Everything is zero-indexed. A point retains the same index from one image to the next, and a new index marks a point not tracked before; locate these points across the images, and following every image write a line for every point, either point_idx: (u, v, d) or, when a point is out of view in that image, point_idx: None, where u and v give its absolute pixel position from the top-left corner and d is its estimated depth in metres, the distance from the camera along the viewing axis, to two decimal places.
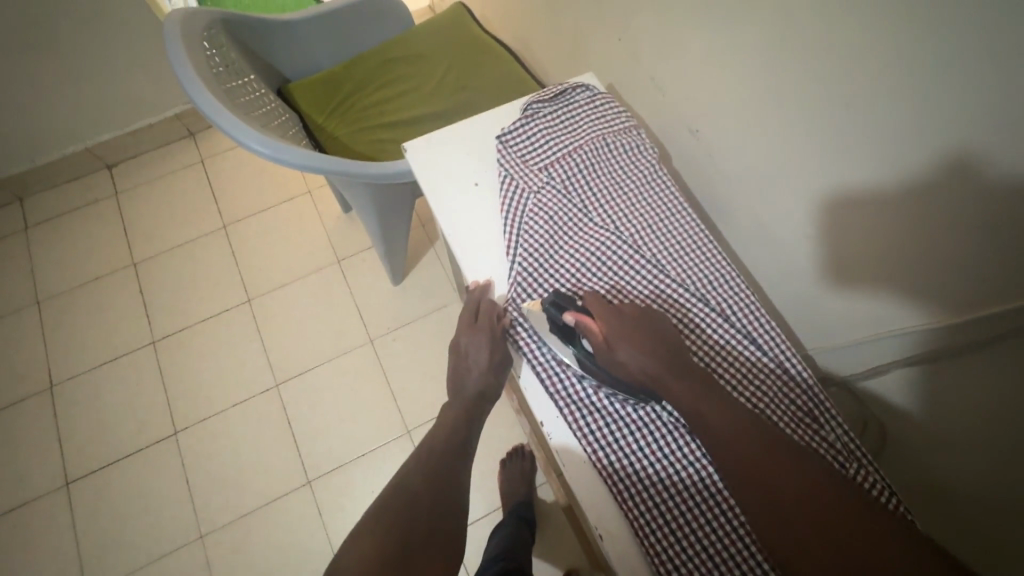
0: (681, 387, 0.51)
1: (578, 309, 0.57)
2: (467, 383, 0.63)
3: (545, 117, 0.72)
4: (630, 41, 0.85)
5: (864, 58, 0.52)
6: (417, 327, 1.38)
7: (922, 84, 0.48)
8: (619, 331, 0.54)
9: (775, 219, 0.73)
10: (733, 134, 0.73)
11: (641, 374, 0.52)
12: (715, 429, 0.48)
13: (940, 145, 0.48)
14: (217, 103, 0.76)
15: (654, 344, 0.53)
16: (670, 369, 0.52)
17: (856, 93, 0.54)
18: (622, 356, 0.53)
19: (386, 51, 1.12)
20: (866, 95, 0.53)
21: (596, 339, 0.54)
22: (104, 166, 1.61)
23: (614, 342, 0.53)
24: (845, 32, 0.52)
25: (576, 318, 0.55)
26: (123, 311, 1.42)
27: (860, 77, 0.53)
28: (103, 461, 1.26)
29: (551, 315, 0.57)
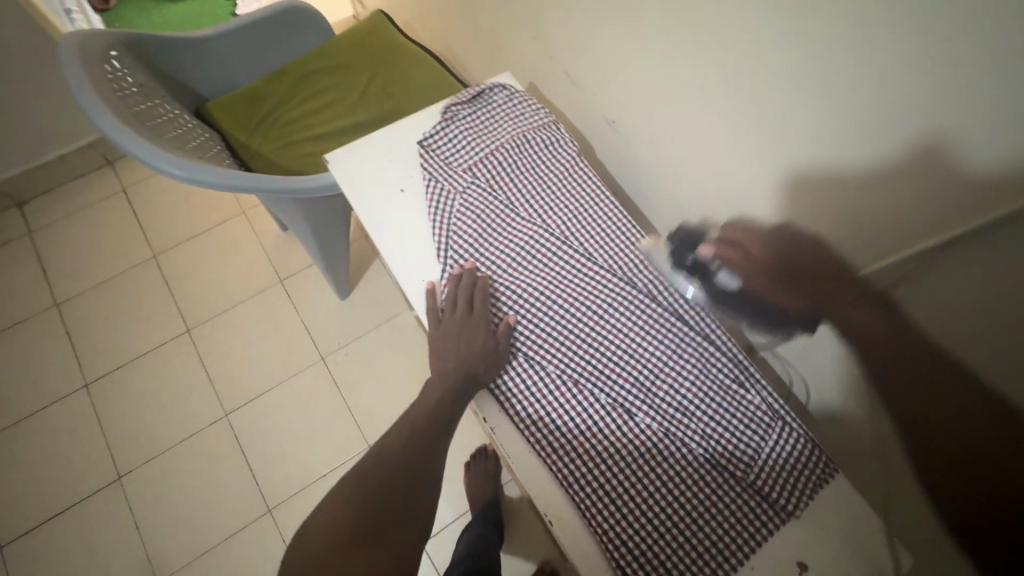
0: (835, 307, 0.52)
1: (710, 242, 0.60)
2: (456, 370, 0.59)
3: (465, 119, 0.73)
4: (544, 40, 0.87)
5: (758, 43, 0.55)
6: (368, 339, 1.36)
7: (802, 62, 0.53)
8: (765, 257, 0.55)
9: (694, 201, 0.76)
10: (648, 123, 0.76)
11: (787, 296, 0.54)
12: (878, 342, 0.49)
13: (832, 119, 0.53)
14: (124, 127, 0.73)
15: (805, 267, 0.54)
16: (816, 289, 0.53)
17: (751, 77, 0.58)
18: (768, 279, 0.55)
19: (308, 62, 1.10)
20: (763, 77, 0.57)
21: (736, 269, 0.57)
22: (13, 205, 1.51)
23: (759, 266, 0.56)
24: (739, 17, 0.56)
25: (713, 247, 0.58)
26: (49, 356, 1.33)
27: (755, 60, 0.57)
28: (41, 517, 1.18)
29: (681, 250, 0.62)
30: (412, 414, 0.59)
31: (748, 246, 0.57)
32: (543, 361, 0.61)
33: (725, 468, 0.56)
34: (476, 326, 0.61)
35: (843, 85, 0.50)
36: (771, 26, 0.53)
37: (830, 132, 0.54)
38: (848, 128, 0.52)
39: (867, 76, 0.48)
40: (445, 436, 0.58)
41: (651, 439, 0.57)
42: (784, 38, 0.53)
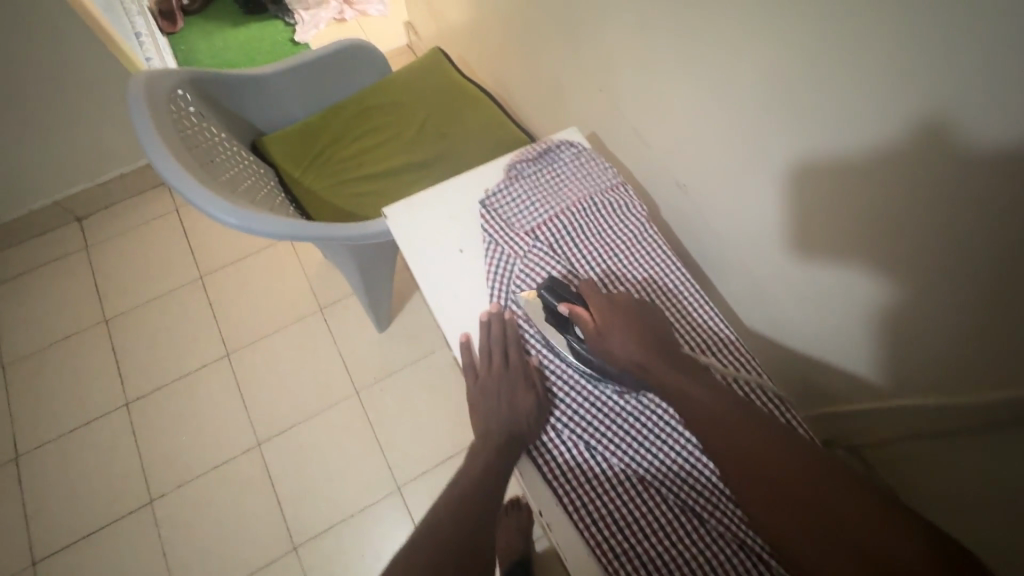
0: (665, 375, 0.54)
1: (574, 299, 0.60)
2: (497, 426, 0.57)
3: (530, 178, 0.70)
4: (612, 94, 0.84)
5: (855, 133, 0.51)
6: (404, 375, 1.34)
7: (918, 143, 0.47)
8: (611, 322, 0.58)
9: (773, 275, 0.71)
10: (722, 190, 0.72)
11: (620, 359, 0.56)
12: (695, 407, 0.52)
13: (937, 221, 0.48)
14: (180, 167, 0.73)
15: (637, 331, 0.57)
16: (652, 354, 0.56)
17: (845, 165, 0.54)
18: (609, 341, 0.56)
19: (363, 99, 1.10)
20: (859, 165, 0.53)
21: (589, 327, 0.57)
22: (73, 219, 1.56)
23: (601, 330, 0.57)
24: (836, 102, 0.52)
25: (570, 306, 0.59)
26: (94, 372, 1.35)
27: (852, 149, 0.52)
28: (73, 536, 1.19)
29: (546, 301, 0.60)
30: (454, 482, 0.55)
31: (592, 304, 0.59)
32: (606, 453, 0.57)
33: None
34: (518, 382, 0.59)
35: (953, 189, 0.46)
36: (868, 117, 0.50)
37: (935, 235, 0.49)
38: (956, 233, 0.47)
39: (977, 182, 0.44)
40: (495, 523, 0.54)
41: (727, 549, 0.52)
42: (885, 131, 0.49)
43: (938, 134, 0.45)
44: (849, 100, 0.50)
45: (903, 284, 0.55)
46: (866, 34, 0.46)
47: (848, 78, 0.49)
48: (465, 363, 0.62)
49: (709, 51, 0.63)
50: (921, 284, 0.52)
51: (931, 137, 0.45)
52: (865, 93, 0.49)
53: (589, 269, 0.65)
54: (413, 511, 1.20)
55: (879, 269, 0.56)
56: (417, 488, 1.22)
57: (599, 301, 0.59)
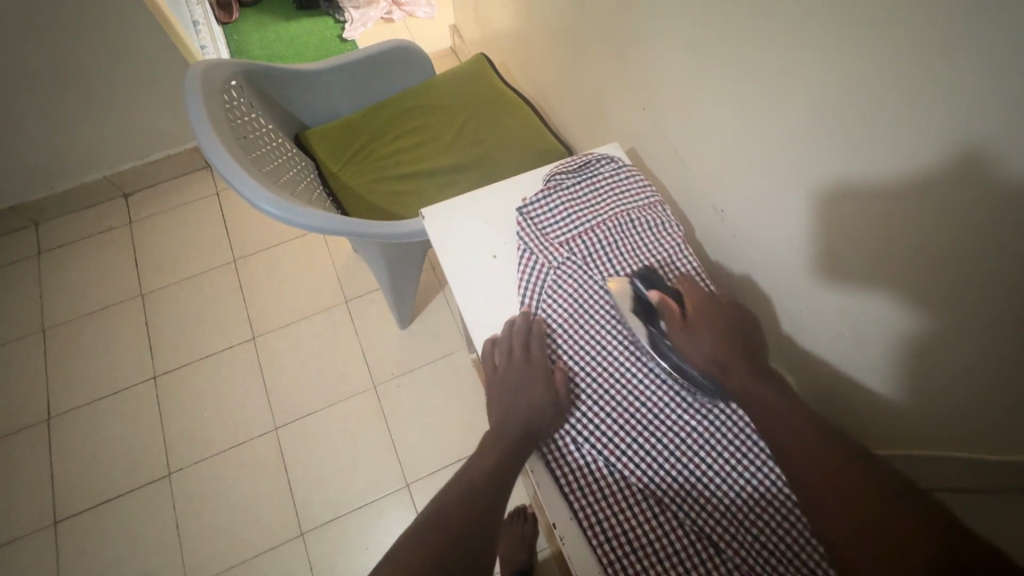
0: (742, 376, 0.56)
1: (666, 292, 0.62)
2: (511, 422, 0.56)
3: (567, 189, 0.70)
4: (654, 113, 0.84)
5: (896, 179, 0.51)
6: (422, 374, 1.35)
7: (967, 193, 0.45)
8: (700, 320, 0.59)
9: (806, 308, 0.70)
10: (759, 218, 0.71)
11: (701, 358, 0.57)
12: (767, 410, 0.54)
13: (974, 275, 0.47)
14: (227, 154, 0.75)
15: (725, 336, 0.58)
16: (738, 360, 0.57)
17: (884, 209, 0.53)
18: (692, 338, 0.58)
19: (406, 99, 1.12)
20: (897, 208, 0.52)
21: (674, 318, 0.59)
22: (120, 195, 1.62)
23: (689, 325, 0.59)
24: (877, 147, 0.51)
25: (661, 295, 0.61)
26: (127, 343, 1.40)
27: (890, 195, 0.52)
28: (93, 499, 1.23)
29: (635, 288, 0.63)
30: None
31: (685, 299, 0.61)
32: (625, 471, 0.56)
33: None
34: (541, 381, 0.59)
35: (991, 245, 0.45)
36: (906, 164, 0.49)
37: (972, 290, 0.48)
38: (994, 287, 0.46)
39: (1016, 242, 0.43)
40: None
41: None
42: (925, 178, 0.48)
43: (979, 188, 0.44)
44: (890, 145, 0.50)
45: (935, 331, 0.54)
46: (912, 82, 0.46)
47: (892, 124, 0.49)
48: (484, 356, 0.62)
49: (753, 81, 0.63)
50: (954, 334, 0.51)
51: (982, 189, 0.44)
52: (906, 139, 0.48)
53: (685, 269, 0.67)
54: (419, 509, 1.21)
55: (913, 314, 0.55)
56: (426, 487, 1.23)
57: (693, 298, 0.61)
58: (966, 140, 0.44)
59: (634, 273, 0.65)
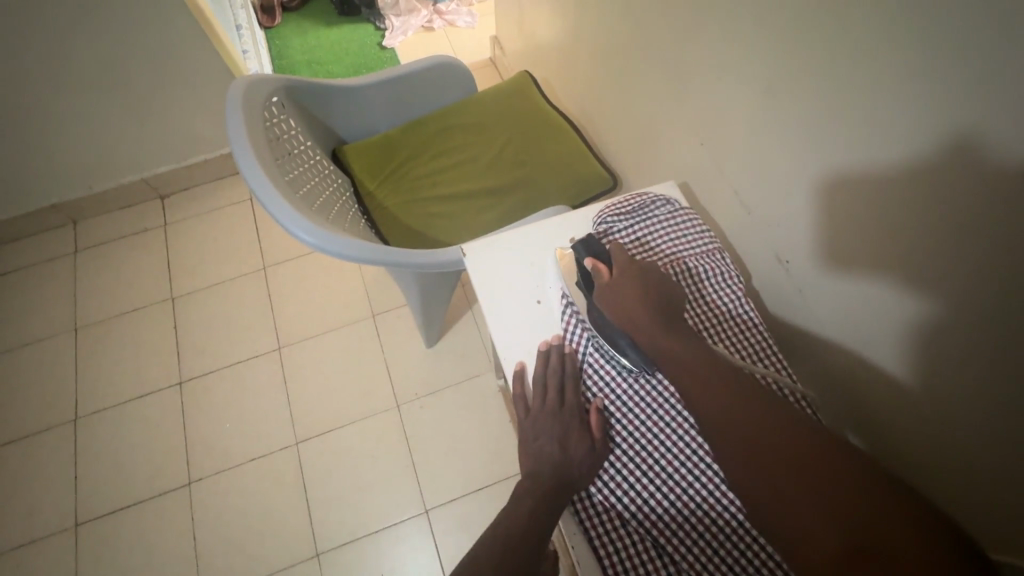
0: (675, 340, 0.54)
1: (602, 257, 0.61)
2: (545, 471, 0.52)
3: (619, 234, 0.65)
4: (712, 148, 0.79)
5: (997, 248, 0.46)
6: (447, 395, 1.31)
7: None
8: (628, 284, 0.57)
9: (877, 371, 0.64)
10: (830, 270, 0.65)
11: (624, 320, 0.56)
12: (695, 376, 0.51)
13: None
14: (265, 175, 0.73)
15: (651, 298, 0.56)
16: (661, 320, 0.55)
17: (982, 280, 0.48)
18: (617, 300, 0.56)
19: (445, 117, 1.09)
20: (999, 280, 0.46)
21: (603, 282, 0.58)
22: (156, 196, 1.63)
23: (615, 287, 0.57)
24: (977, 213, 0.46)
25: (593, 261, 0.60)
26: (155, 346, 1.40)
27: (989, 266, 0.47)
28: (114, 504, 1.23)
29: (577, 257, 0.62)
30: None
31: (612, 264, 0.59)
32: (675, 557, 0.51)
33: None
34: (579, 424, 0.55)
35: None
36: (1014, 237, 0.44)
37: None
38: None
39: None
40: None
41: None
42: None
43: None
44: (995, 215, 0.45)
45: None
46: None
47: (997, 190, 0.44)
48: (515, 394, 0.59)
49: (828, 127, 0.58)
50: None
51: None
52: (1017, 209, 0.43)
53: (622, 237, 0.64)
54: (438, 536, 1.17)
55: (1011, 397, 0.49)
56: (445, 514, 1.19)
57: (618, 263, 0.59)
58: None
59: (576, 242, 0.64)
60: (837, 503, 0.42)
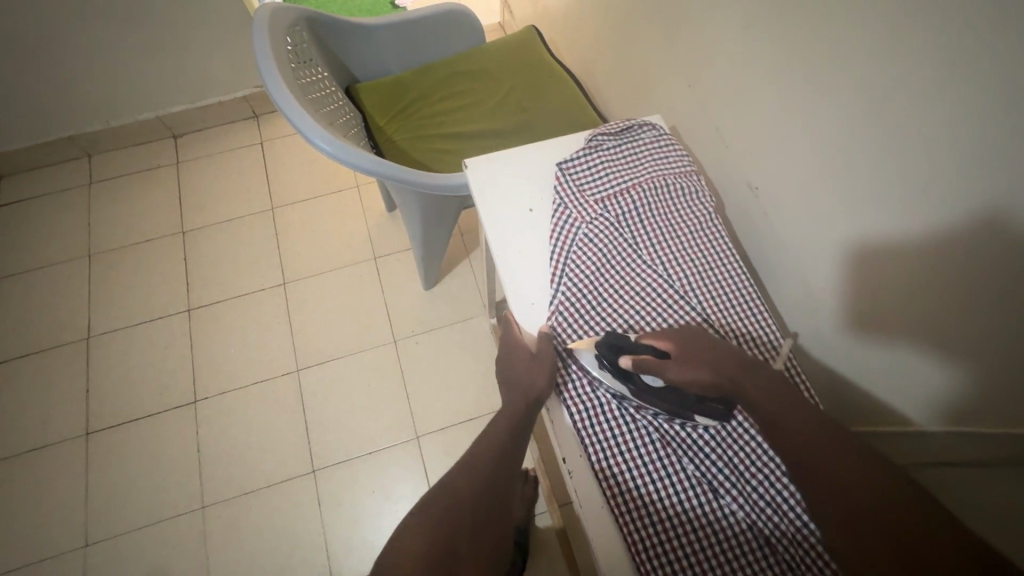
0: (750, 391, 0.53)
1: (633, 348, 0.56)
2: (514, 382, 0.60)
3: (608, 151, 0.73)
4: (699, 90, 0.86)
5: (919, 158, 0.54)
6: (441, 334, 1.39)
7: (995, 165, 0.47)
8: (685, 357, 0.55)
9: (824, 288, 0.72)
10: (793, 197, 0.72)
11: (708, 382, 0.54)
12: (784, 431, 0.51)
13: (988, 248, 0.49)
14: (283, 82, 0.80)
15: (712, 355, 0.55)
16: (732, 368, 0.55)
17: (909, 185, 0.55)
18: (690, 379, 0.54)
19: (454, 63, 1.15)
20: (926, 186, 0.54)
21: (663, 372, 0.54)
22: (170, 135, 1.69)
23: (677, 360, 0.55)
24: (908, 128, 0.54)
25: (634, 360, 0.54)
26: (167, 275, 1.47)
27: (914, 176, 0.55)
28: (123, 417, 1.30)
29: (611, 362, 0.56)
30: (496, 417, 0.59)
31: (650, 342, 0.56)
32: (636, 414, 0.58)
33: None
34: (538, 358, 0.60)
35: (1005, 225, 0.48)
36: (941, 145, 0.51)
37: (985, 265, 0.50)
38: (1002, 266, 0.49)
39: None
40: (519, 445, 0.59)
41: (734, 527, 0.54)
42: (950, 155, 0.50)
43: (996, 168, 0.47)
44: (921, 127, 0.52)
45: (947, 309, 0.56)
46: (949, 58, 0.48)
47: (930, 101, 0.51)
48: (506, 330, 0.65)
49: (797, 59, 0.65)
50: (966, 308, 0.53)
51: (1009, 163, 0.46)
52: (945, 119, 0.50)
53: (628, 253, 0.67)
54: (427, 462, 1.26)
55: (927, 291, 0.57)
56: (435, 441, 1.28)
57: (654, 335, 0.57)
58: (996, 120, 0.46)
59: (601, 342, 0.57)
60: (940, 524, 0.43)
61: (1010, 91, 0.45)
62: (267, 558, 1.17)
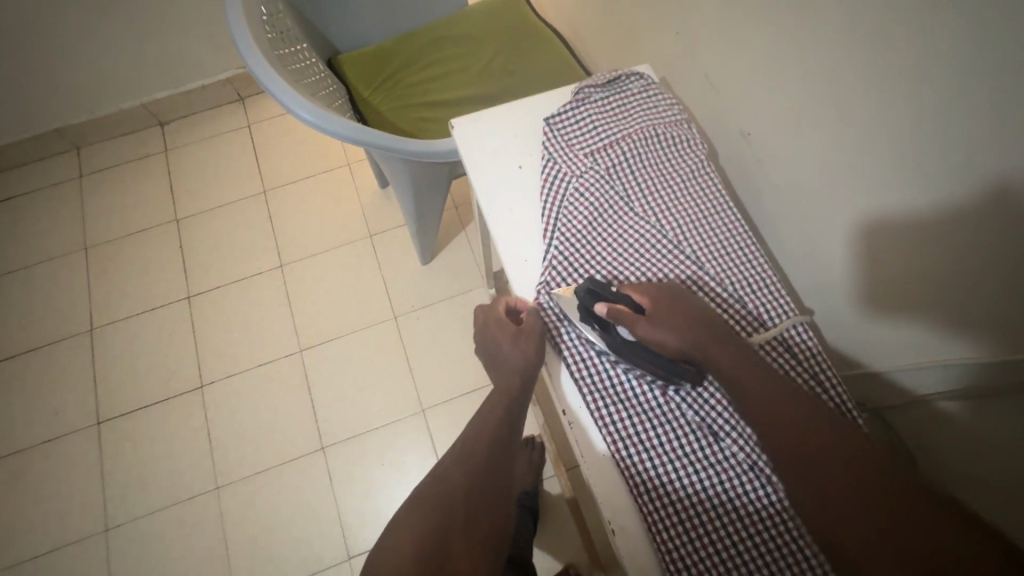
0: (721, 355, 0.52)
1: (612, 298, 0.57)
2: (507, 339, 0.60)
3: (596, 103, 0.71)
4: (688, 38, 0.83)
5: (915, 87, 0.52)
6: (440, 308, 1.39)
7: (988, 84, 0.46)
8: (660, 314, 0.54)
9: (818, 233, 0.71)
10: (786, 141, 0.71)
11: (674, 345, 0.53)
12: (747, 390, 0.50)
13: (978, 175, 0.49)
14: (259, 54, 0.78)
15: (691, 316, 0.54)
16: (710, 337, 0.53)
17: (901, 116, 0.54)
18: (658, 333, 0.53)
19: (436, 29, 1.12)
20: (918, 115, 0.52)
21: (630, 321, 0.54)
22: (156, 123, 1.66)
23: (649, 317, 0.54)
24: (904, 55, 0.52)
25: (608, 307, 0.55)
26: (164, 265, 1.47)
27: (906, 105, 0.53)
28: (132, 405, 1.32)
29: (585, 302, 0.58)
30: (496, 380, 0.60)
31: (636, 299, 0.56)
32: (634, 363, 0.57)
33: (792, 518, 0.51)
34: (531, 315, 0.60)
35: (999, 150, 0.46)
36: (933, 69, 0.50)
37: (975, 194, 0.49)
38: (996, 194, 0.48)
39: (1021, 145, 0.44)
40: (522, 396, 0.58)
41: (737, 469, 0.54)
42: (941, 79, 0.49)
43: (992, 91, 0.45)
44: (918, 52, 0.50)
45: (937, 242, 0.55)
46: None
47: (921, 24, 0.49)
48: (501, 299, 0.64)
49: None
50: (959, 240, 0.52)
51: (1000, 83, 0.45)
52: (935, 42, 0.49)
53: (623, 212, 0.66)
54: (433, 434, 1.27)
55: (917, 227, 0.56)
56: (440, 413, 1.29)
57: (640, 294, 0.56)
58: (986, 39, 0.45)
59: (582, 284, 0.59)
60: (905, 497, 0.43)
61: (1004, 8, 0.43)
62: (283, 533, 1.20)
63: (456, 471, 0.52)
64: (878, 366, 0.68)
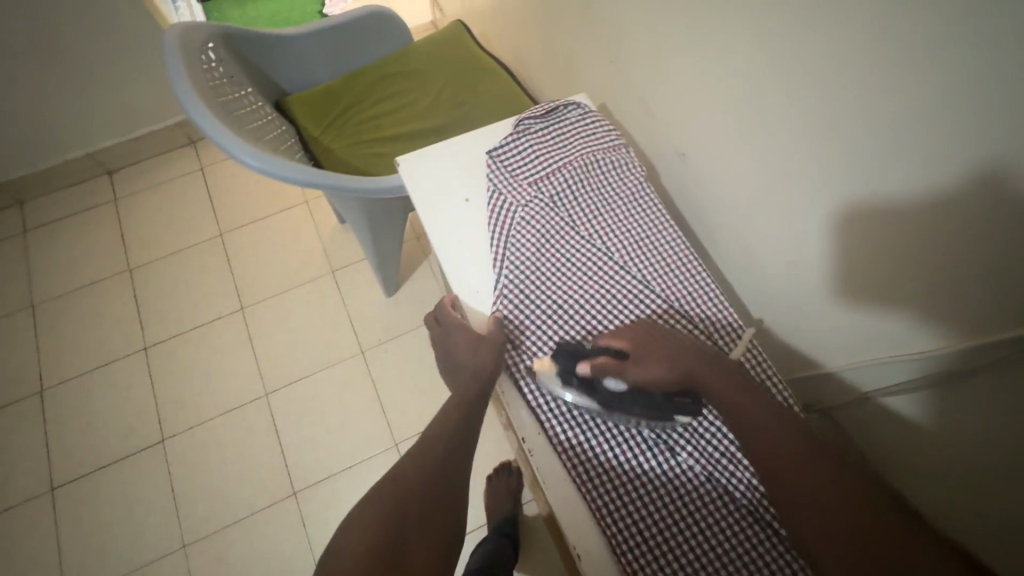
0: (718, 381, 0.52)
1: (591, 354, 0.57)
2: (463, 363, 0.60)
3: (536, 133, 0.73)
4: (623, 65, 0.87)
5: (829, 103, 0.56)
6: (408, 339, 1.38)
7: (889, 97, 0.50)
8: (643, 351, 0.55)
9: (759, 242, 0.75)
10: (720, 158, 0.74)
11: (667, 379, 0.54)
12: (746, 422, 0.50)
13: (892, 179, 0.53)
14: (198, 98, 0.78)
15: (670, 345, 0.55)
16: (694, 361, 0.54)
17: (821, 130, 0.58)
18: (648, 371, 0.54)
19: (383, 66, 1.14)
20: (835, 128, 0.57)
21: (618, 369, 0.55)
22: (103, 172, 1.63)
23: (635, 358, 0.55)
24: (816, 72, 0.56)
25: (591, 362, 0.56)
26: (118, 317, 1.42)
27: (823, 119, 0.58)
28: (89, 467, 1.26)
29: (565, 370, 0.57)
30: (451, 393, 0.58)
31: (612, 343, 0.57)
32: None
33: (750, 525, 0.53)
34: (485, 342, 0.60)
35: (909, 153, 0.51)
36: (842, 85, 0.54)
37: (892, 196, 0.54)
38: (908, 194, 0.52)
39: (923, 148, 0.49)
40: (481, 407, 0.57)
41: (695, 483, 0.55)
42: (850, 94, 0.54)
43: (894, 103, 0.50)
44: (827, 71, 0.55)
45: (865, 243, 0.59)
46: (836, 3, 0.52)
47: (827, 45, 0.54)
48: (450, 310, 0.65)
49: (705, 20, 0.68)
50: (883, 240, 0.57)
51: (900, 95, 0.49)
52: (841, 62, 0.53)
53: (570, 238, 0.68)
54: None
55: (848, 230, 0.61)
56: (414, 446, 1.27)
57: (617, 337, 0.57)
58: (883, 57, 0.50)
59: (556, 351, 0.58)
60: (848, 499, 0.44)
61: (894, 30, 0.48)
62: None
63: (416, 473, 0.50)
64: (826, 368, 0.72)
